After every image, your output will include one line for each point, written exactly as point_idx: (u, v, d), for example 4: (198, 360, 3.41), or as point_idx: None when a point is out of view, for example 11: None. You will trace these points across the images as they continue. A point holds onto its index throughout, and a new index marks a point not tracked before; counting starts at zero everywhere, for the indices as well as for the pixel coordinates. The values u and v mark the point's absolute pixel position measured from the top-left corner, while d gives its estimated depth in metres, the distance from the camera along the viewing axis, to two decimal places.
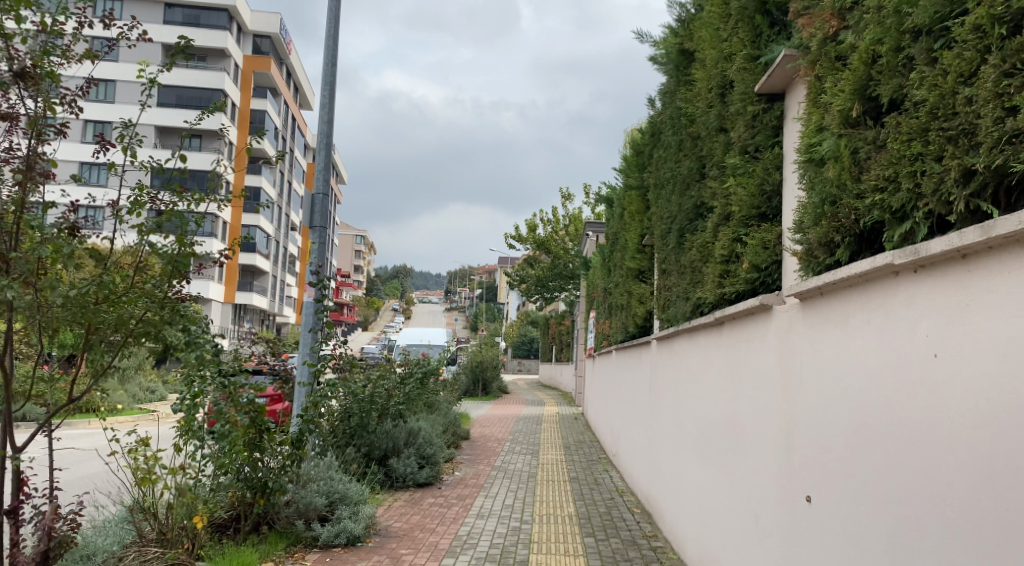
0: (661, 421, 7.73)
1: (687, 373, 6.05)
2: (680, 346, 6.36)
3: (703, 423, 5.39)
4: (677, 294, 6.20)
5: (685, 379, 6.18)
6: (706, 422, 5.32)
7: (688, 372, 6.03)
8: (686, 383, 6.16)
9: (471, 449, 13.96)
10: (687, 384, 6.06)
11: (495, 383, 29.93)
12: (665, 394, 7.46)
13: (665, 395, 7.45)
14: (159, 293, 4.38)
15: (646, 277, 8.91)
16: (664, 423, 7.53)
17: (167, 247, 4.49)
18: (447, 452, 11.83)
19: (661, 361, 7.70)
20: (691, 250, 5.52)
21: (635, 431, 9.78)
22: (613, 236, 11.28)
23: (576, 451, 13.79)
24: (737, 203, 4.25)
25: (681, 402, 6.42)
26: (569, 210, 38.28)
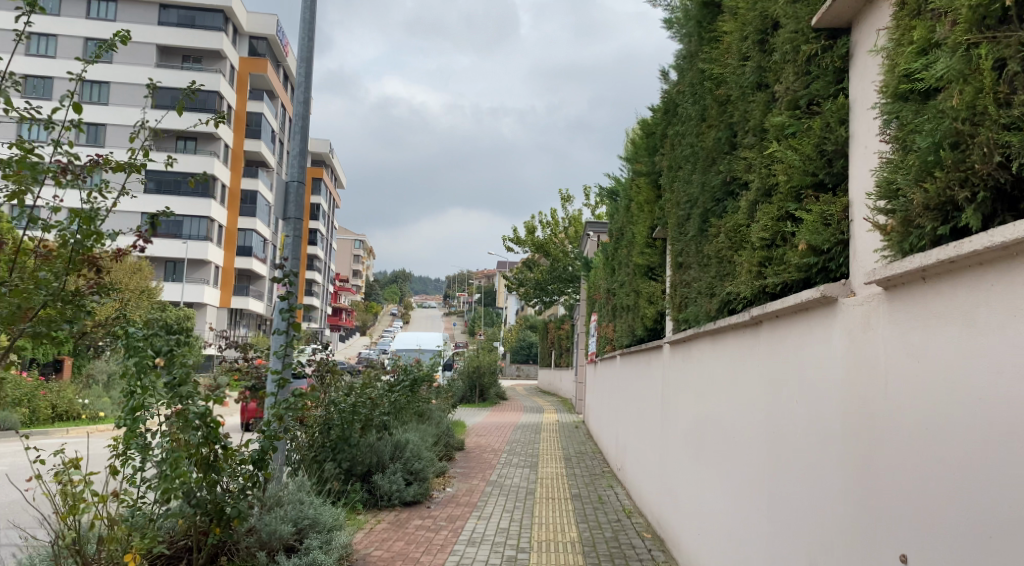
0: (676, 436, 6.90)
1: (711, 385, 5.23)
2: (701, 353, 5.55)
3: (734, 444, 4.56)
4: (697, 291, 5.35)
5: (708, 391, 5.36)
6: (737, 444, 4.49)
7: (712, 383, 5.21)
8: (709, 396, 5.34)
9: (465, 461, 13.07)
10: (711, 397, 5.24)
11: (492, 390, 29.03)
12: (682, 407, 6.65)
13: (682, 408, 6.64)
14: (58, 283, 4.19)
15: (655, 275, 8.05)
16: (680, 440, 6.70)
17: (66, 228, 4.27)
18: (439, 466, 10.94)
19: (676, 370, 6.89)
20: (717, 236, 4.68)
21: (644, 446, 8.94)
22: (618, 232, 10.44)
23: (577, 463, 12.91)
24: (786, 171, 3.41)
25: (703, 418, 5.59)
26: (569, 212, 37.45)
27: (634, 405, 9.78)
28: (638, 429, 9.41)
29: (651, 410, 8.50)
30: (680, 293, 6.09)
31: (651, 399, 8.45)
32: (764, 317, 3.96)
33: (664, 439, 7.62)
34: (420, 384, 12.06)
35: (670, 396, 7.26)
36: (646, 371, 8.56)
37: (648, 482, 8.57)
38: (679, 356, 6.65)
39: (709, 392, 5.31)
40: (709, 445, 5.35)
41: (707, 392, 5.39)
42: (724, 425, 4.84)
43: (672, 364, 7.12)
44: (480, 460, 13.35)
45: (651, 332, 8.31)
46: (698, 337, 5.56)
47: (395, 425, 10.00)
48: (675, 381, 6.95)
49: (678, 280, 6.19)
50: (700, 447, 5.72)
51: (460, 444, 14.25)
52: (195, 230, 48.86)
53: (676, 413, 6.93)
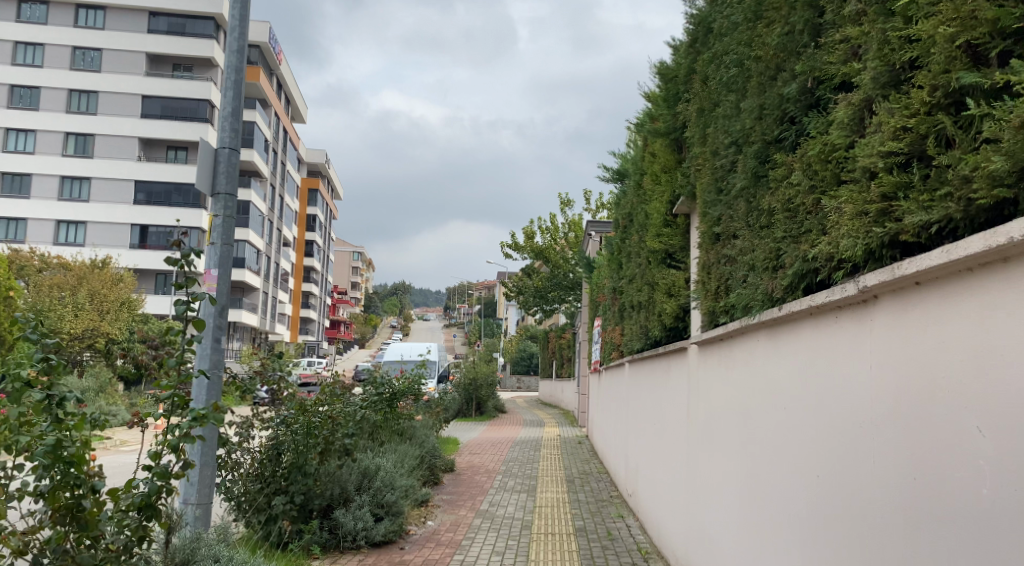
0: (702, 459, 5.47)
1: (766, 399, 3.79)
2: (749, 355, 4.12)
3: (811, 485, 3.12)
4: (747, 264, 3.85)
5: (758, 404, 3.95)
6: (817, 483, 3.04)
7: (768, 395, 3.78)
8: (759, 412, 3.91)
9: (453, 487, 11.48)
10: (764, 416, 3.81)
11: (491, 403, 27.41)
12: (709, 424, 5.23)
13: (709, 425, 5.23)
14: None
15: (676, 262, 6.55)
16: (708, 465, 5.29)
17: None
18: (421, 494, 9.35)
19: (705, 376, 5.44)
20: (786, 178, 3.18)
21: (660, 469, 7.52)
22: (626, 219, 8.98)
23: (580, 488, 11.34)
24: (960, 21, 1.96)
25: (746, 442, 4.17)
26: (568, 216, 35.98)
27: (646, 418, 8.36)
28: (652, 447, 8.00)
29: (667, 426, 7.09)
30: (717, 275, 4.58)
31: (667, 414, 7.07)
32: (886, 295, 2.51)
33: (685, 461, 6.21)
34: (399, 398, 10.52)
35: (693, 408, 5.86)
36: (662, 379, 7.14)
37: (665, 511, 7.14)
38: (710, 360, 5.23)
39: (761, 405, 3.88)
40: (757, 480, 3.93)
41: (757, 406, 3.97)
42: (789, 455, 3.40)
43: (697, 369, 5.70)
44: (470, 484, 11.78)
45: (667, 332, 6.81)
46: (746, 333, 4.13)
47: (363, 449, 8.47)
48: (702, 389, 5.53)
49: (712, 259, 4.69)
50: (741, 479, 4.29)
51: (448, 465, 12.68)
52: None
53: (701, 430, 5.50)
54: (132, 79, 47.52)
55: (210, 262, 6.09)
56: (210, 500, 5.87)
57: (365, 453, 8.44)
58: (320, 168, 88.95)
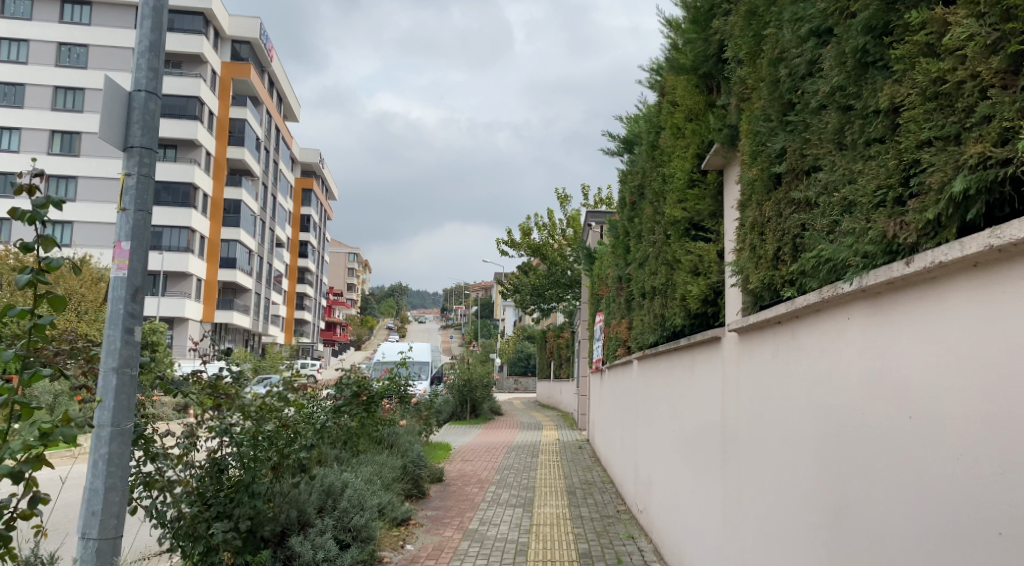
0: (739, 471, 4.39)
1: (855, 400, 2.70)
2: (824, 338, 3.01)
3: (964, 531, 2.04)
4: (829, 201, 2.72)
5: (837, 407, 2.86)
6: (988, 533, 1.95)
7: (857, 394, 2.69)
8: (840, 417, 2.83)
9: (441, 500, 10.28)
10: (851, 424, 2.73)
11: (486, 404, 26.13)
12: (748, 431, 4.16)
13: (748, 432, 4.17)
14: None
15: (702, 233, 5.40)
16: (746, 480, 4.23)
17: None
18: (399, 513, 8.08)
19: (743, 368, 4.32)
20: (934, 46, 2.08)
21: (675, 478, 6.45)
22: (636, 192, 7.82)
23: (582, 501, 10.09)
24: None
25: (813, 457, 3.10)
26: (566, 212, 34.78)
27: (659, 419, 7.30)
28: (666, 453, 6.93)
29: (683, 429, 6.03)
30: (777, 236, 3.37)
31: (685, 416, 6.01)
32: None
33: (710, 473, 5.15)
34: (377, 401, 9.30)
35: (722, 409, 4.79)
36: (680, 374, 6.07)
37: (684, 526, 6.07)
38: (750, 352, 4.15)
39: (843, 408, 2.80)
40: (834, 509, 2.87)
41: (834, 410, 2.88)
42: (906, 481, 2.32)
43: (729, 362, 4.63)
44: (459, 497, 10.50)
45: (689, 320, 5.56)
46: (819, 314, 3.04)
47: (327, 464, 7.19)
48: (736, 387, 4.46)
49: (769, 217, 3.48)
50: (803, 505, 3.23)
51: (436, 475, 11.46)
52: (176, 241, 46.72)
53: (736, 437, 4.43)
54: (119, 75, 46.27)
55: (120, 232, 4.85)
56: (112, 533, 4.61)
57: (330, 468, 7.19)
58: (314, 168, 87.73)
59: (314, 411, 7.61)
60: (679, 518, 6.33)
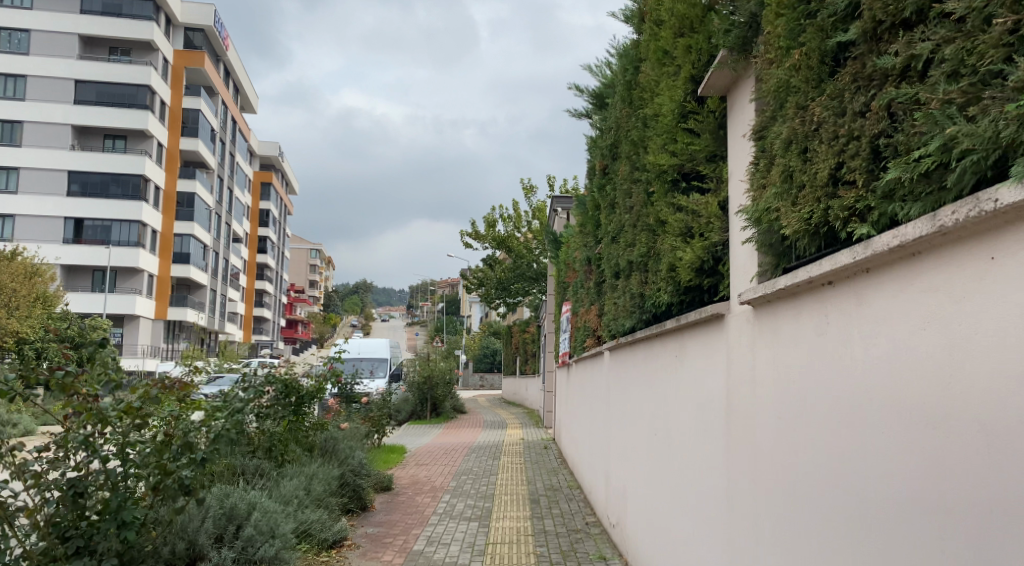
0: (748, 491, 3.28)
1: (1003, 403, 1.60)
2: (928, 302, 1.88)
3: None
4: (970, 49, 1.71)
5: (951, 411, 1.77)
6: None
7: (1005, 392, 1.60)
8: (960, 429, 1.74)
9: (386, 512, 9.03)
10: (993, 440, 1.64)
11: (448, 403, 24.85)
12: (763, 438, 3.08)
13: (764, 439, 3.07)
14: None
15: (693, 185, 4.27)
16: (759, 503, 3.13)
17: None
18: (328, 534, 6.79)
19: (757, 351, 3.18)
20: None
21: (654, 489, 5.35)
22: (609, 152, 6.66)
23: (547, 513, 8.88)
24: None
25: (896, 485, 2.01)
26: (532, 203, 33.63)
27: (633, 418, 6.21)
28: (643, 458, 5.85)
29: (665, 433, 4.92)
30: (836, 145, 2.20)
31: (667, 414, 4.91)
32: None
33: (702, 487, 4.06)
34: (294, 403, 8.08)
35: (720, 409, 3.69)
36: (664, 365, 4.96)
37: (664, 547, 4.96)
38: (769, 332, 3.03)
39: (968, 414, 1.71)
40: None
41: (948, 417, 1.78)
42: None
43: (731, 349, 3.52)
44: (407, 510, 9.21)
45: (679, 293, 4.36)
46: (915, 270, 1.93)
47: (229, 482, 5.80)
48: (743, 381, 3.36)
49: (821, 121, 2.29)
50: (869, 552, 2.15)
51: (382, 483, 10.20)
52: (125, 235, 44.48)
53: (743, 446, 3.34)
54: (63, 62, 44.03)
55: None
56: None
57: (235, 485, 5.83)
58: (273, 161, 85.49)
59: (219, 418, 6.23)
60: (658, 537, 5.22)
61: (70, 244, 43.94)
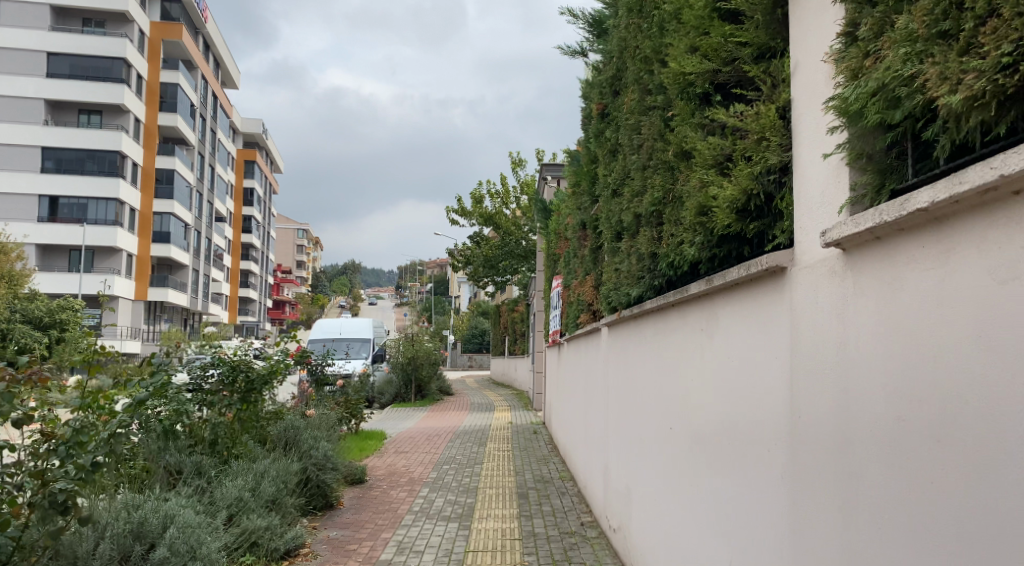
0: (821, 511, 2.28)
1: None
2: None
3: None
4: None
5: None
6: None
7: None
8: None
9: (357, 509, 8.05)
10: None
11: (434, 384, 23.85)
12: (855, 433, 2.07)
13: (856, 436, 2.07)
14: None
15: (728, 101, 3.22)
16: (843, 522, 2.13)
17: None
18: (279, 543, 5.77)
19: (842, 303, 2.15)
20: None
21: (670, 492, 4.32)
22: (610, 88, 5.62)
23: (537, 511, 7.85)
24: None
25: None
26: (520, 177, 32.51)
27: (640, 406, 5.18)
28: (651, 452, 4.83)
29: (685, 423, 3.89)
30: None
31: (687, 399, 3.87)
32: None
33: (740, 496, 3.02)
34: (241, 383, 7.05)
35: (772, 389, 2.68)
36: (684, 339, 3.91)
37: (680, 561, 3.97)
38: (868, 280, 2.00)
39: None
40: None
41: None
42: None
43: (795, 314, 2.49)
44: (379, 507, 8.15)
45: (712, 249, 3.31)
46: None
47: (139, 493, 4.71)
48: (813, 351, 2.35)
49: None
50: None
51: (352, 474, 9.19)
52: (102, 213, 42.93)
53: (814, 444, 2.32)
54: (34, 33, 42.24)
55: None
56: None
57: (149, 493, 4.72)
58: (257, 139, 83.73)
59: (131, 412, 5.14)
60: (672, 547, 4.22)
61: (44, 223, 42.42)
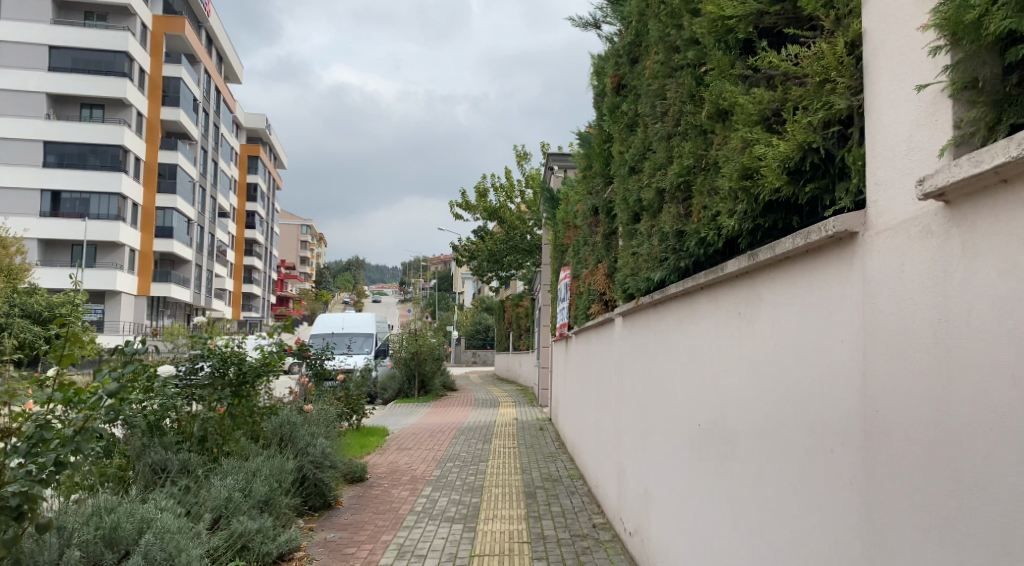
0: (910, 525, 1.88)
1: None
2: None
3: None
4: None
5: None
6: None
7: None
8: None
9: (357, 509, 7.65)
10: None
11: (437, 380, 23.46)
12: (963, 429, 1.67)
13: (963, 432, 1.67)
14: None
15: (774, 48, 2.81)
16: (944, 538, 1.73)
17: None
18: (271, 547, 5.37)
19: (940, 268, 1.75)
20: None
21: (697, 499, 3.92)
22: (627, 59, 5.20)
23: (545, 511, 7.44)
24: None
25: None
26: (525, 171, 32.06)
27: (661, 405, 4.78)
28: (675, 455, 4.43)
29: (719, 424, 3.49)
30: None
31: (721, 395, 3.47)
32: None
33: (790, 503, 2.62)
34: (233, 377, 6.65)
35: (835, 378, 2.28)
36: (717, 330, 3.51)
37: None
38: (983, 237, 1.60)
39: None
40: None
41: None
42: None
43: (867, 292, 2.10)
44: (379, 507, 7.73)
45: (757, 217, 2.90)
46: None
47: (114, 498, 4.33)
48: (895, 329, 1.95)
49: None
50: None
51: (351, 472, 8.79)
52: (105, 208, 42.58)
53: (898, 442, 1.93)
54: (36, 27, 41.79)
55: None
56: None
57: (125, 498, 4.34)
58: (260, 134, 83.37)
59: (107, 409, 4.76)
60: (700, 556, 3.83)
61: (47, 218, 42.03)
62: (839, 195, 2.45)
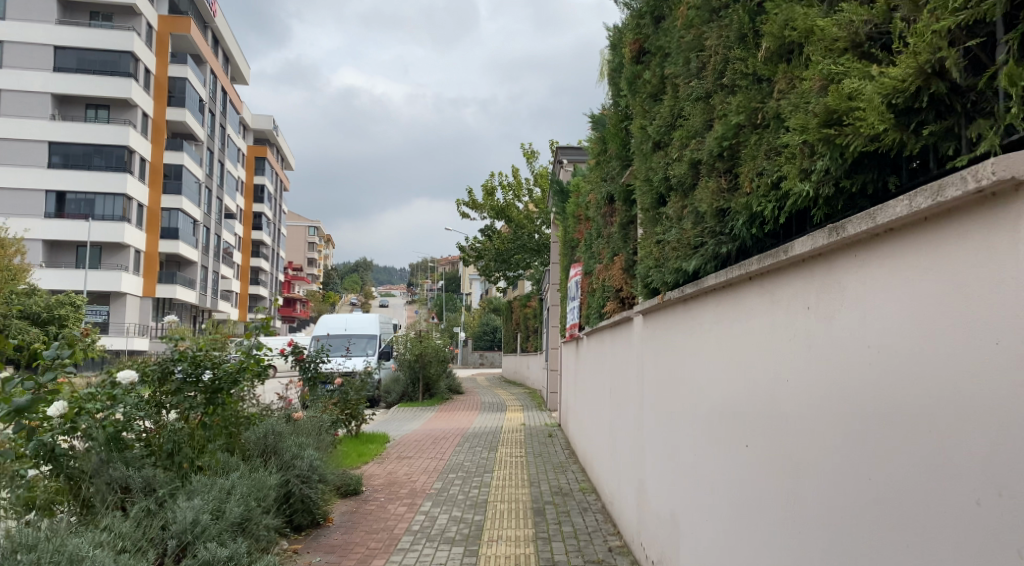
0: None
1: None
2: None
3: None
4: None
5: None
6: None
7: None
8: None
9: (348, 526, 6.99)
10: None
11: (443, 383, 22.77)
12: None
13: None
14: None
15: None
16: None
17: None
18: None
19: None
20: None
21: (740, 533, 3.24)
22: (655, 17, 4.50)
23: (556, 531, 6.72)
24: None
25: None
26: (533, 168, 31.41)
27: (689, 417, 4.11)
28: (709, 477, 3.75)
29: (775, 444, 2.81)
30: None
31: (777, 409, 2.79)
32: None
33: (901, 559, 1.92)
34: (208, 382, 5.96)
35: (989, 385, 1.59)
36: (772, 330, 2.84)
37: None
38: None
39: None
40: None
41: None
42: None
43: None
44: (373, 525, 7.03)
45: (839, 177, 2.19)
46: None
47: (31, 535, 3.63)
48: None
49: None
50: None
51: (344, 484, 8.13)
52: (110, 209, 42.07)
53: None
54: (41, 27, 41.24)
55: None
56: None
57: (47, 534, 3.64)
58: (267, 135, 82.98)
59: None
60: None
61: (52, 219, 41.58)
62: (978, 133, 1.74)
